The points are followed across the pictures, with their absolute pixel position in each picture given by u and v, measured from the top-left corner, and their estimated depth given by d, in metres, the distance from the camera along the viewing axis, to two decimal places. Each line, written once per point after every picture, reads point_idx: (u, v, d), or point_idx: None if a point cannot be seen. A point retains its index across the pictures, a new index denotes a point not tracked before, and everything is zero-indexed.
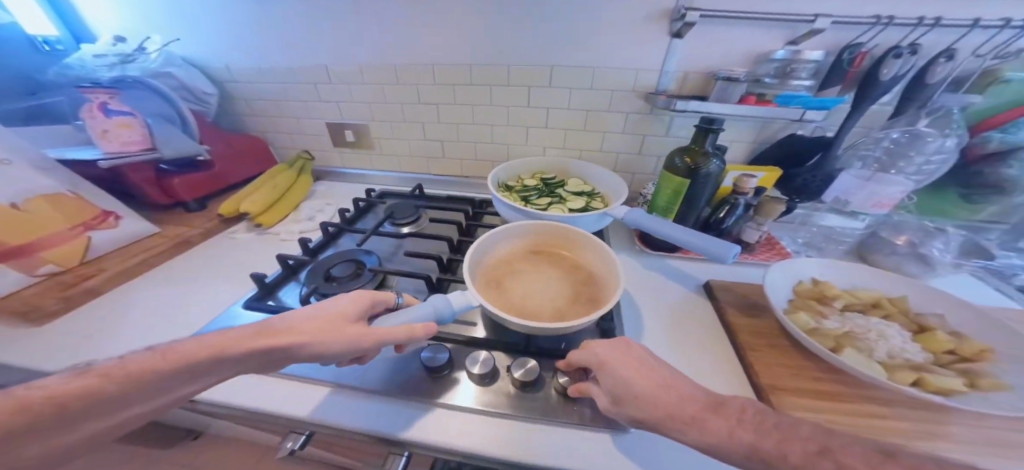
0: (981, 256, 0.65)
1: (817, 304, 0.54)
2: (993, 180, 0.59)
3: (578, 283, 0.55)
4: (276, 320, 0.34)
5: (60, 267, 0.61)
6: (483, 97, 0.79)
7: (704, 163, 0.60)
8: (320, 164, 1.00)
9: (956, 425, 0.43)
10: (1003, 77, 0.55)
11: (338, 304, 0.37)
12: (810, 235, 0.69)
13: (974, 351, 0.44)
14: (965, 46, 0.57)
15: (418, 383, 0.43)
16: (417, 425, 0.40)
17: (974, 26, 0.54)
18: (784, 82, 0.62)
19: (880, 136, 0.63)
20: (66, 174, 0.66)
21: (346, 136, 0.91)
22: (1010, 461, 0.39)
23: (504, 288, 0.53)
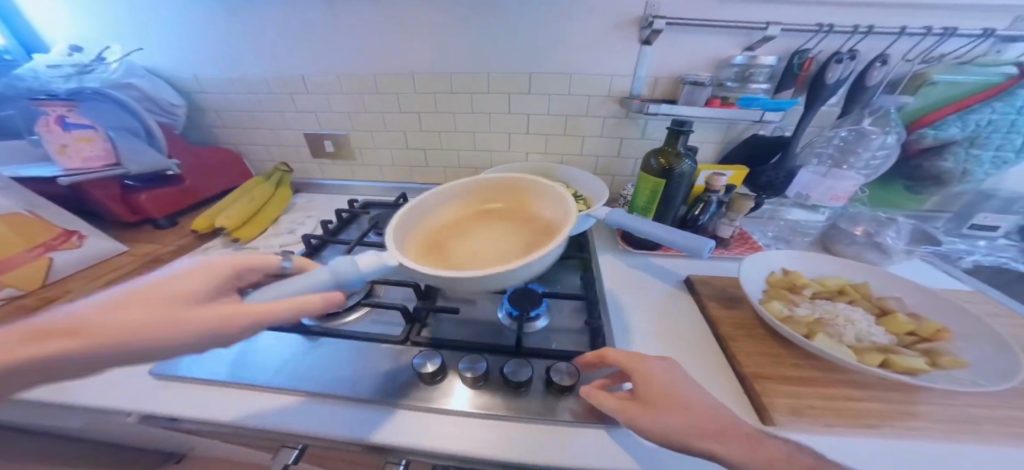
0: (930, 242, 0.65)
1: (788, 293, 0.50)
2: (934, 173, 0.62)
3: (535, 228, 0.44)
4: (88, 312, 0.25)
5: (20, 290, 0.50)
6: (463, 104, 0.74)
7: (677, 163, 0.58)
8: (299, 176, 0.87)
9: (926, 403, 0.39)
10: (931, 79, 0.57)
11: (184, 280, 0.29)
12: (778, 229, 0.70)
13: (932, 330, 0.42)
14: (896, 52, 0.58)
15: (410, 390, 0.40)
16: (416, 426, 0.37)
17: (902, 34, 0.55)
18: (744, 87, 0.63)
19: (832, 135, 0.64)
20: (23, 191, 0.55)
21: (324, 146, 0.81)
22: (974, 435, 0.36)
23: (444, 250, 0.41)
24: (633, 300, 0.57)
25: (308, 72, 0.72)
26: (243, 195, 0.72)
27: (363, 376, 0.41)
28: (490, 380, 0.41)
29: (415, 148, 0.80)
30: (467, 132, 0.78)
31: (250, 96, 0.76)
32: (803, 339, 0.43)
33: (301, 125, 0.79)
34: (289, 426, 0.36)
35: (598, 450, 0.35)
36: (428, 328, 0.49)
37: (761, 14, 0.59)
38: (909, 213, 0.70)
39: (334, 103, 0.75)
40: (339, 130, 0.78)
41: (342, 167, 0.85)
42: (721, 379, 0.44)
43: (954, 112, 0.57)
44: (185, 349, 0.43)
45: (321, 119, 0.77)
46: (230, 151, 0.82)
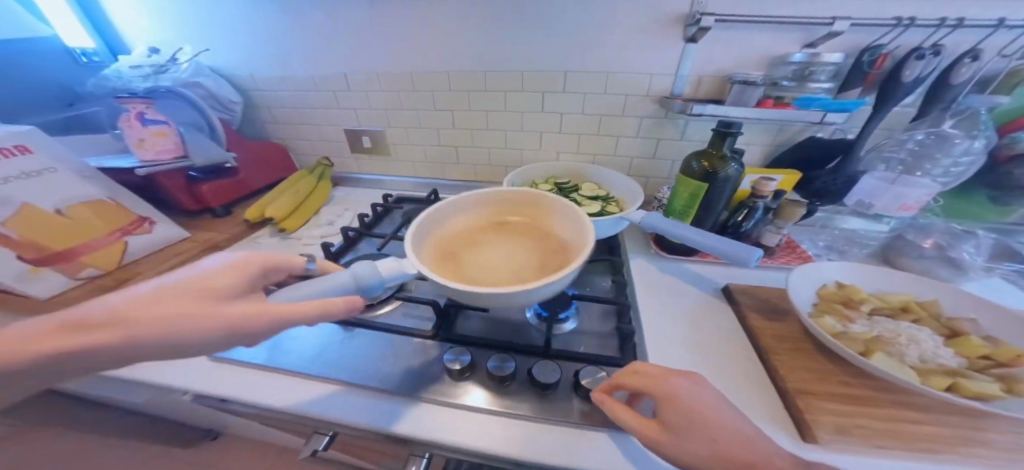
0: (1013, 259, 0.59)
1: (843, 308, 0.47)
2: (1021, 182, 0.55)
3: (556, 255, 0.42)
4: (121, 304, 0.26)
5: (100, 270, 0.55)
6: (499, 103, 0.74)
7: (722, 167, 0.56)
8: (338, 170, 0.91)
9: (1001, 433, 0.35)
10: None
11: (215, 275, 0.29)
12: (830, 239, 0.65)
13: (1012, 355, 0.38)
14: (990, 46, 0.53)
15: (440, 384, 0.40)
16: (442, 421, 0.37)
17: (999, 27, 0.50)
18: (803, 86, 0.58)
19: (904, 138, 0.58)
20: (105, 181, 0.61)
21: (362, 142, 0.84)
22: None
23: (456, 260, 0.42)
24: (667, 307, 0.55)
25: (350, 70, 0.75)
26: (286, 189, 0.76)
27: (396, 368, 0.42)
28: (517, 378, 0.41)
29: (449, 145, 0.81)
30: (502, 131, 0.78)
31: (296, 94, 0.80)
32: (858, 357, 0.39)
33: (342, 121, 0.82)
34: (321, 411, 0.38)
35: (630, 456, 0.34)
36: (458, 325, 0.49)
37: (821, 7, 0.55)
38: (984, 225, 0.64)
39: (373, 100, 0.77)
40: (377, 127, 0.81)
41: (377, 162, 0.87)
42: (763, 393, 0.41)
43: None
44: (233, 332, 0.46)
45: (360, 115, 0.80)
46: (275, 145, 0.86)
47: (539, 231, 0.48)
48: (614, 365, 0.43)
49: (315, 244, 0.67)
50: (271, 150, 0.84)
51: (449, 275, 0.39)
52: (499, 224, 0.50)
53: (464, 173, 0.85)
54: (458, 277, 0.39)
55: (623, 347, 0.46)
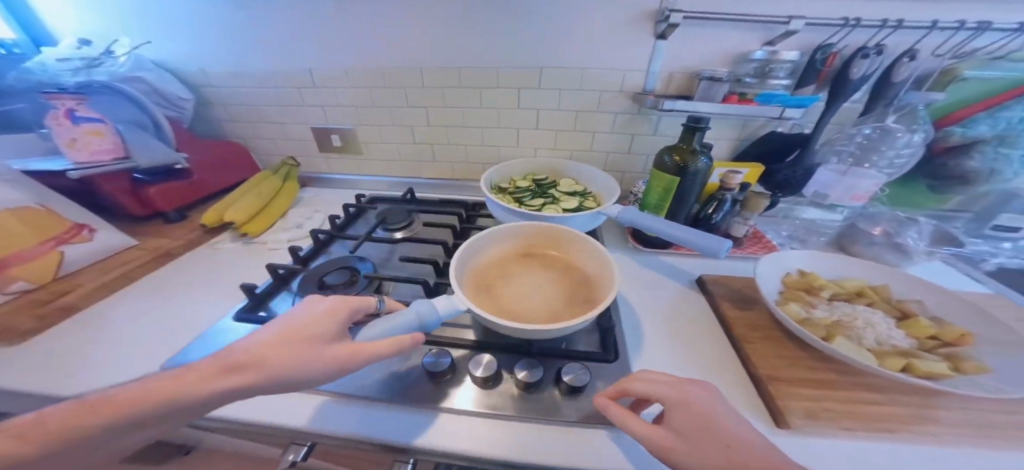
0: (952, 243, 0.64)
1: (805, 294, 0.49)
2: (959, 172, 0.61)
3: (582, 289, 0.47)
4: (247, 348, 0.29)
5: (32, 284, 0.50)
6: (474, 99, 0.73)
7: (692, 161, 0.58)
8: (305, 170, 0.86)
9: (946, 408, 0.38)
10: (961, 75, 0.55)
11: (311, 317, 0.32)
12: (793, 228, 0.68)
13: (956, 335, 0.41)
14: (926, 46, 0.56)
15: (420, 389, 0.39)
16: (425, 426, 0.36)
17: (933, 28, 0.54)
18: (764, 83, 0.61)
19: (854, 133, 0.62)
20: (34, 186, 0.55)
21: (332, 141, 0.80)
22: (994, 443, 0.36)
23: (492, 294, 0.45)
24: (643, 299, 0.56)
25: (315, 65, 0.71)
26: (249, 191, 0.72)
27: (372, 374, 0.40)
28: (501, 379, 0.40)
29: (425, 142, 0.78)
30: (478, 128, 0.76)
31: (256, 90, 0.75)
32: (822, 342, 0.42)
33: (308, 119, 0.78)
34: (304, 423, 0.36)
35: (612, 451, 0.34)
36: (440, 326, 0.48)
37: (782, 6, 0.57)
38: (926, 213, 0.69)
39: (341, 96, 0.73)
40: (346, 124, 0.77)
41: (348, 161, 0.83)
42: (734, 380, 0.43)
43: (984, 109, 0.56)
44: (192, 346, 0.43)
45: (328, 112, 0.76)
46: (236, 144, 0.81)
47: (561, 263, 0.53)
48: (597, 361, 0.44)
49: (281, 248, 0.64)
50: (231, 150, 0.79)
51: (489, 307, 0.43)
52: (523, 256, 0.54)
53: (440, 170, 0.83)
54: (497, 309, 0.43)
55: (604, 342, 0.47)
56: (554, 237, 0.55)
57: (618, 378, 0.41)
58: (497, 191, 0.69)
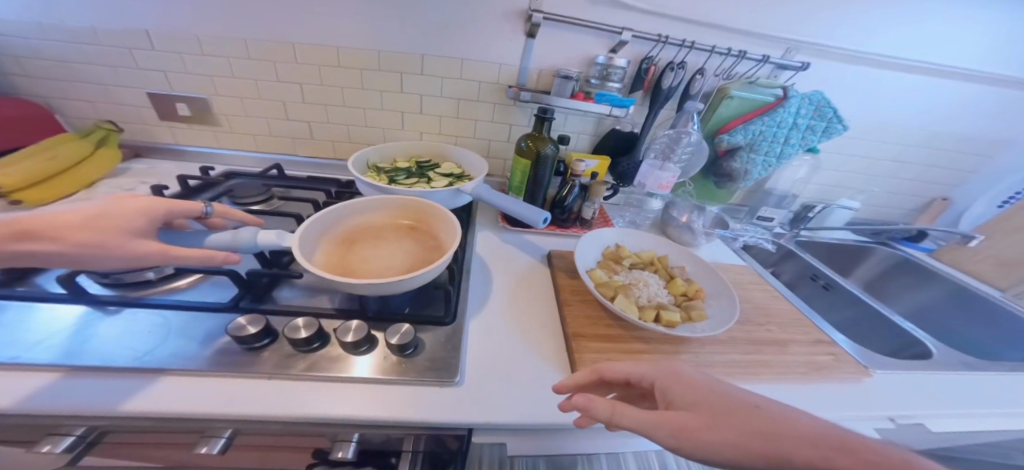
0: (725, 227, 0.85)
1: (614, 263, 0.61)
2: (728, 171, 0.80)
3: (429, 261, 0.46)
4: (30, 218, 0.29)
5: None
6: (350, 79, 0.71)
7: (542, 146, 0.64)
8: (143, 138, 0.76)
9: (693, 347, 0.50)
10: (729, 94, 0.72)
11: (99, 219, 0.31)
12: (631, 214, 0.84)
13: (694, 290, 0.56)
14: (711, 67, 0.73)
15: (221, 358, 0.37)
16: (212, 392, 0.34)
17: (711, 52, 0.69)
18: (604, 85, 0.71)
19: (663, 134, 0.78)
20: None
21: (179, 110, 0.72)
22: (717, 371, 0.47)
23: (342, 260, 0.44)
24: (498, 269, 0.60)
25: (149, 24, 0.63)
26: (40, 150, 0.59)
27: (165, 345, 0.37)
28: (326, 341, 0.40)
29: (294, 118, 0.75)
30: (353, 108, 0.74)
31: (70, 45, 0.64)
32: (606, 301, 0.51)
33: (141, 84, 0.69)
34: (55, 404, 0.31)
35: (421, 402, 0.36)
36: (268, 294, 0.45)
37: (620, 19, 0.67)
38: (719, 203, 0.93)
39: (190, 64, 0.67)
40: (198, 94, 0.71)
41: (201, 132, 0.76)
42: (551, 338, 0.48)
43: (743, 122, 0.73)
44: None
45: (171, 79, 0.69)
46: (31, 104, 0.67)
47: (423, 234, 0.52)
48: (432, 324, 0.45)
49: None
50: (23, 109, 0.65)
51: (328, 261, 0.44)
52: (389, 226, 0.53)
53: (316, 148, 0.80)
54: (334, 263, 0.44)
55: (446, 304, 0.48)
56: (417, 209, 0.54)
57: (448, 336, 0.44)
58: (370, 170, 0.68)
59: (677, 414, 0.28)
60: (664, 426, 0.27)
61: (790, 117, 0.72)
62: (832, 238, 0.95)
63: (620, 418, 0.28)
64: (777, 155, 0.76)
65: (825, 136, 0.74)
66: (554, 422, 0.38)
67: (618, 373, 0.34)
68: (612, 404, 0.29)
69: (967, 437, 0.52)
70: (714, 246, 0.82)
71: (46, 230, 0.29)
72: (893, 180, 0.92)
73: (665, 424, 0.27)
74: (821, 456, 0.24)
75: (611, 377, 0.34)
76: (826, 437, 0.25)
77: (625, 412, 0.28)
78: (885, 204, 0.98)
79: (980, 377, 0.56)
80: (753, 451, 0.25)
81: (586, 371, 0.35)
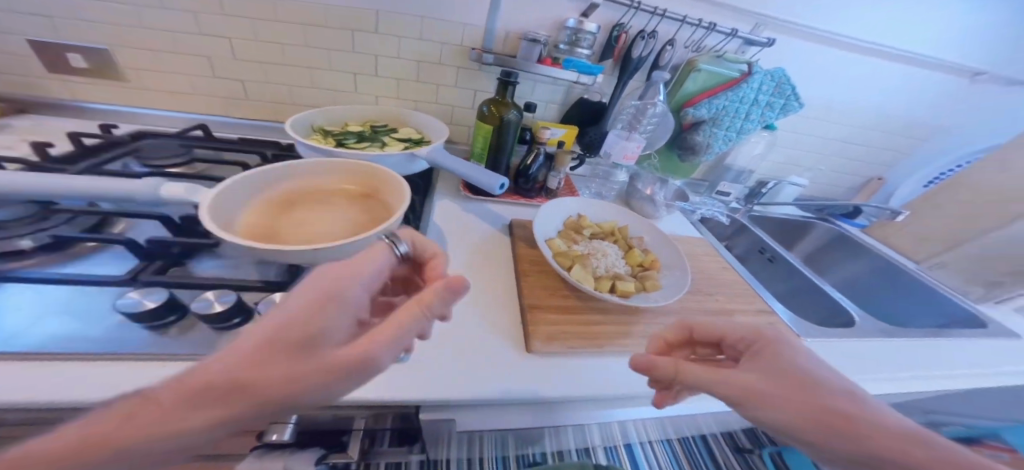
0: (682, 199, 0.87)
1: (573, 234, 0.60)
2: (691, 144, 0.81)
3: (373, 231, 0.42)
4: (210, 369, 0.20)
5: None
6: (287, 30, 0.61)
7: (505, 112, 0.60)
8: (13, 86, 0.62)
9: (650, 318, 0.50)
10: (697, 67, 0.71)
11: (284, 326, 0.23)
12: (596, 187, 0.83)
13: (651, 260, 0.57)
14: (680, 38, 0.71)
15: (122, 341, 0.32)
16: (105, 377, 0.30)
17: (682, 22, 0.67)
18: (573, 50, 0.67)
19: (630, 105, 0.76)
20: None
21: (65, 56, 0.60)
22: None
23: (273, 232, 0.39)
24: (458, 241, 0.57)
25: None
26: None
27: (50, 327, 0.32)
28: (250, 317, 0.36)
29: (220, 73, 0.65)
30: (293, 64, 0.65)
31: None
32: (564, 271, 0.50)
33: (14, 28, 0.56)
34: None
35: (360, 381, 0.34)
36: (182, 267, 0.40)
37: None
38: (682, 177, 0.95)
39: None
40: (93, 44, 0.59)
41: (105, 88, 0.64)
42: (508, 313, 0.47)
43: (707, 97, 0.73)
44: None
45: (57, 25, 0.56)
46: None
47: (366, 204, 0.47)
48: None
49: None
50: None
51: (251, 224, 0.39)
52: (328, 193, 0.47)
53: (250, 109, 0.70)
54: (259, 228, 0.39)
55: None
56: (362, 176, 0.49)
57: None
58: (315, 133, 0.61)
59: (749, 378, 0.28)
60: (729, 386, 0.28)
61: (752, 93, 0.73)
62: (781, 214, 1.02)
63: (683, 375, 0.30)
64: (737, 130, 0.78)
65: (782, 114, 0.76)
66: (506, 395, 0.37)
67: (710, 330, 0.35)
68: (674, 363, 0.31)
69: (881, 395, 0.58)
70: (675, 219, 0.84)
71: (228, 383, 0.20)
72: (838, 160, 0.98)
73: (729, 383, 0.28)
74: (894, 446, 0.22)
75: (702, 333, 0.35)
76: (903, 432, 0.23)
77: (688, 371, 0.30)
78: (828, 183, 1.05)
79: (894, 343, 0.63)
80: (817, 422, 0.24)
81: (675, 326, 0.37)
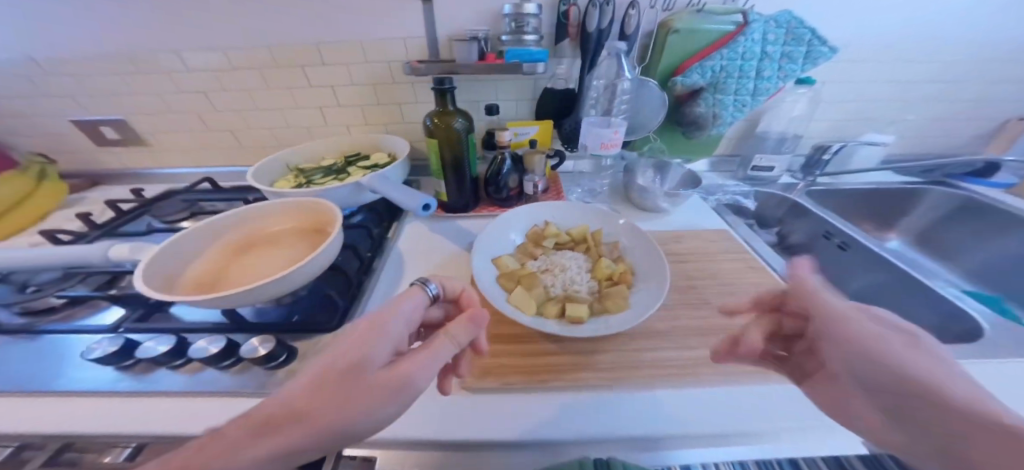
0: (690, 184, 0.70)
1: (534, 247, 0.55)
2: (691, 118, 0.67)
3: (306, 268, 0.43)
4: (274, 401, 0.22)
5: None
6: (253, 80, 0.68)
7: (450, 121, 0.57)
8: (89, 166, 0.79)
9: (617, 343, 0.42)
10: (673, 27, 0.59)
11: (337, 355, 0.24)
12: (585, 186, 0.75)
13: (620, 272, 0.48)
14: None
15: (89, 381, 0.36)
16: (66, 418, 0.33)
17: None
18: (518, 39, 0.59)
19: (595, 85, 0.64)
20: None
21: (106, 133, 0.74)
22: (645, 376, 0.38)
23: (219, 279, 0.42)
24: (417, 263, 0.56)
25: (39, 51, 0.63)
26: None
27: (47, 369, 0.37)
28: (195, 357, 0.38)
29: (217, 129, 0.74)
30: (269, 110, 0.72)
31: None
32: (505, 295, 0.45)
33: (70, 116, 0.72)
34: None
35: None
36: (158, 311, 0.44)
37: None
38: (696, 157, 0.79)
39: (97, 85, 0.68)
40: (114, 115, 0.72)
41: (139, 153, 0.78)
42: None
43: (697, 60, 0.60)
44: None
45: (80, 100, 0.70)
46: None
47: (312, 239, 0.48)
48: (313, 331, 0.40)
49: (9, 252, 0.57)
50: None
51: (200, 273, 0.43)
52: (280, 233, 0.50)
53: (250, 156, 0.79)
54: (208, 275, 0.42)
55: (334, 312, 0.43)
56: (310, 212, 0.51)
57: (325, 344, 0.40)
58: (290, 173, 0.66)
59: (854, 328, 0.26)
60: (831, 324, 0.27)
61: (756, 46, 0.58)
62: (852, 185, 0.78)
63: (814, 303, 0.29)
64: (749, 92, 0.62)
65: (808, 63, 0.60)
66: (418, 446, 0.33)
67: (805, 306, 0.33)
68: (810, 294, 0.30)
69: None
70: (691, 208, 0.71)
71: (287, 412, 0.22)
72: (930, 102, 0.72)
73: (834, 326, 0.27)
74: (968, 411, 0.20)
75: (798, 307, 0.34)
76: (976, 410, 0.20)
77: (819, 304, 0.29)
78: (926, 134, 0.78)
79: None
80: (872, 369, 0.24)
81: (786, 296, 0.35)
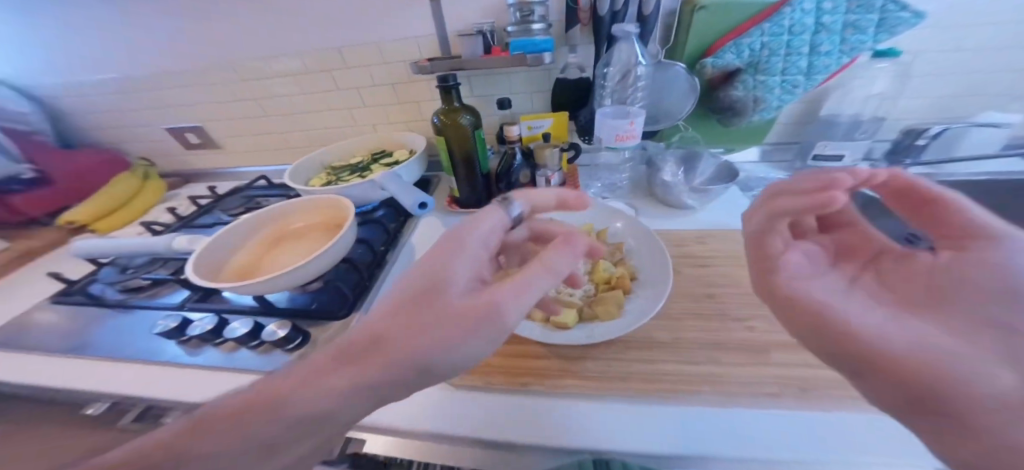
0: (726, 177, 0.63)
1: None
2: (727, 104, 0.58)
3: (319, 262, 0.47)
4: (363, 331, 0.25)
5: None
6: (291, 86, 0.75)
7: (455, 118, 0.58)
8: (180, 167, 0.96)
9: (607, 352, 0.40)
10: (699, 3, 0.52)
11: (423, 282, 0.27)
12: (604, 180, 0.71)
13: (619, 275, 0.46)
14: None
15: (160, 351, 0.45)
16: (142, 378, 0.42)
17: None
18: (524, 28, 0.57)
19: (604, 72, 0.59)
20: None
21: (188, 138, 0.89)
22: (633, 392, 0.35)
23: (255, 267, 0.50)
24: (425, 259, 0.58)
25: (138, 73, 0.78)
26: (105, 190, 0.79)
27: (133, 339, 0.47)
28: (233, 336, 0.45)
29: (268, 131, 0.85)
30: (307, 112, 0.79)
31: (108, 100, 0.84)
32: None
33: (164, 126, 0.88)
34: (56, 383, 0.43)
35: None
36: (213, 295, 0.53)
37: None
38: (737, 146, 0.69)
39: (179, 98, 0.81)
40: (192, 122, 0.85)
41: (213, 155, 0.92)
42: None
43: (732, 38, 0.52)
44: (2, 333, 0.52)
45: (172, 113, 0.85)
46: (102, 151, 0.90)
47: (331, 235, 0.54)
48: (325, 319, 0.46)
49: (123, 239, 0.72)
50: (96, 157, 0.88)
51: (242, 263, 0.50)
52: (307, 228, 0.56)
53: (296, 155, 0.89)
54: (247, 265, 0.50)
55: (343, 301, 0.48)
56: (332, 209, 0.56)
57: (336, 332, 0.44)
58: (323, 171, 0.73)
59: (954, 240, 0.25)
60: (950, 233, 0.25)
61: (805, 17, 0.50)
62: (959, 176, 0.61)
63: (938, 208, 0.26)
64: (800, 71, 0.53)
65: (884, 32, 0.50)
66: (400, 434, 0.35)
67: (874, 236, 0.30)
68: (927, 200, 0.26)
69: None
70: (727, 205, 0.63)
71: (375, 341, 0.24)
72: None
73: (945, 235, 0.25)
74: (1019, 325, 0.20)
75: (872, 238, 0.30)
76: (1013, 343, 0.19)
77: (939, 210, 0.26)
78: None
79: None
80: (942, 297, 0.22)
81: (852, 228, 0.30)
